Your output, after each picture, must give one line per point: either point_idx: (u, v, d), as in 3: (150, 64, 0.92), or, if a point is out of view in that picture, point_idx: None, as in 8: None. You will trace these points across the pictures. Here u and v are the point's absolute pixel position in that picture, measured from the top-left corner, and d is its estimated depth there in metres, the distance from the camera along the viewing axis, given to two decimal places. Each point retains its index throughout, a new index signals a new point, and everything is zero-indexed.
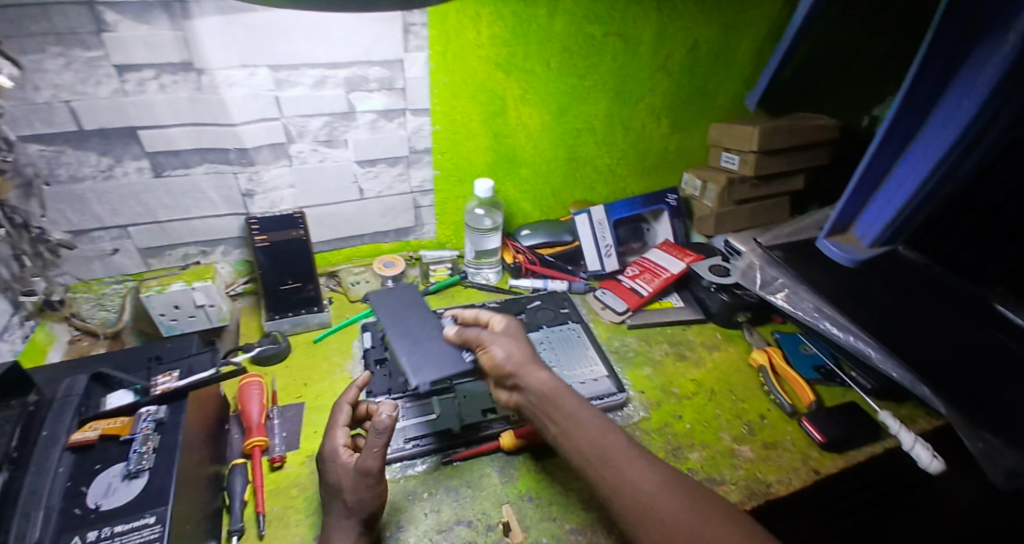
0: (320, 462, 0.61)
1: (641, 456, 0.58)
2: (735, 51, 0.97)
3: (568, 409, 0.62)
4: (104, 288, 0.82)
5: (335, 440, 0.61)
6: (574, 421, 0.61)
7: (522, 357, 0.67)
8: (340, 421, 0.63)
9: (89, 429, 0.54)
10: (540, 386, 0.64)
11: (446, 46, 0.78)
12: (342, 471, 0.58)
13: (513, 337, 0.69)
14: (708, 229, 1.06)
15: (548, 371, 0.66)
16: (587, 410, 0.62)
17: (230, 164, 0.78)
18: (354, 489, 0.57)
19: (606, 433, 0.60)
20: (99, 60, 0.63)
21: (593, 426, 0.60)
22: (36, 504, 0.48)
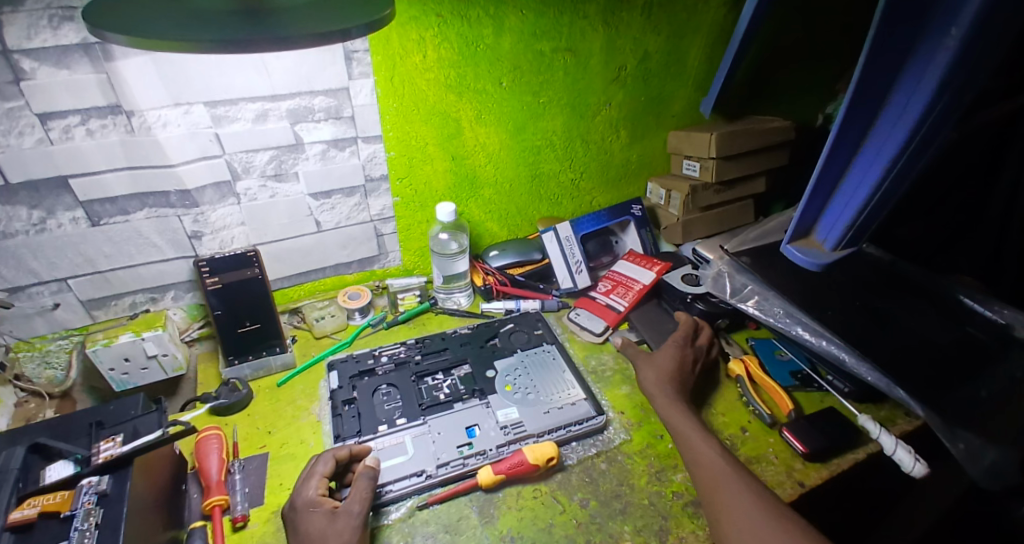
0: (291, 513, 0.58)
1: (736, 478, 0.62)
2: (685, 60, 0.97)
3: (680, 432, 0.69)
4: (47, 345, 0.76)
5: (311, 489, 0.59)
6: (687, 444, 0.68)
7: (661, 378, 0.76)
8: (321, 469, 0.61)
9: (28, 506, 0.50)
10: (671, 408, 0.72)
11: (391, 70, 0.76)
12: (318, 519, 0.57)
13: (667, 357, 0.79)
14: (676, 238, 1.06)
15: (675, 391, 0.75)
16: (696, 429, 0.69)
17: (173, 207, 0.74)
18: (339, 533, 0.55)
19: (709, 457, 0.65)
20: (19, 110, 0.60)
21: (700, 446, 0.66)
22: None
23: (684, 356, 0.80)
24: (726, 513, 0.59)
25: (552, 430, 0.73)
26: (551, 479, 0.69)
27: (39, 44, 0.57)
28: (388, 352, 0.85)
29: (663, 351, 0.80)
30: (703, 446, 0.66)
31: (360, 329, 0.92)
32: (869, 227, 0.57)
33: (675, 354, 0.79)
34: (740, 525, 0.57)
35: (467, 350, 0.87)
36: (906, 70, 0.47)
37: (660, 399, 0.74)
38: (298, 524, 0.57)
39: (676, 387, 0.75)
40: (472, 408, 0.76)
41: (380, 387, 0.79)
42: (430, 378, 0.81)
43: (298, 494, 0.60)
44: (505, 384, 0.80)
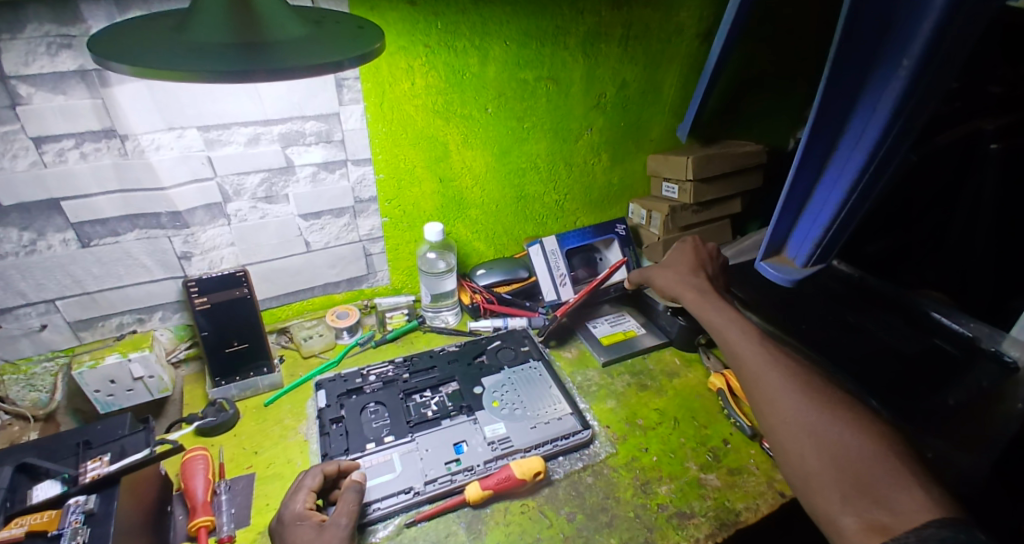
0: (278, 528, 0.58)
1: (762, 347, 0.65)
2: (662, 89, 1.02)
3: (707, 316, 0.73)
4: (33, 367, 0.75)
5: (298, 503, 0.60)
6: (715, 328, 0.71)
7: (683, 278, 0.81)
8: (308, 482, 0.62)
9: (15, 525, 0.49)
10: (700, 301, 0.76)
11: (381, 97, 0.79)
12: (303, 531, 0.57)
13: (687, 264, 0.84)
14: (657, 256, 1.09)
15: (700, 288, 0.78)
16: (725, 313, 0.72)
17: (163, 227, 0.75)
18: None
19: (738, 333, 0.68)
20: (13, 134, 0.61)
21: (729, 326, 0.69)
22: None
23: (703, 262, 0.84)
24: (755, 378, 0.62)
25: (539, 444, 0.74)
26: (538, 493, 0.70)
27: (36, 70, 0.59)
28: (377, 370, 0.86)
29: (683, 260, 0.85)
30: (732, 326, 0.69)
31: (349, 348, 0.93)
32: (836, 245, 0.60)
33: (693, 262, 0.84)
34: (771, 387, 0.60)
35: (455, 367, 0.88)
36: (862, 98, 0.51)
37: (688, 296, 0.78)
38: (285, 539, 0.57)
39: (700, 285, 0.79)
40: (460, 424, 0.77)
41: (368, 405, 0.80)
42: (418, 396, 0.82)
43: (286, 509, 0.60)
44: (492, 400, 0.81)
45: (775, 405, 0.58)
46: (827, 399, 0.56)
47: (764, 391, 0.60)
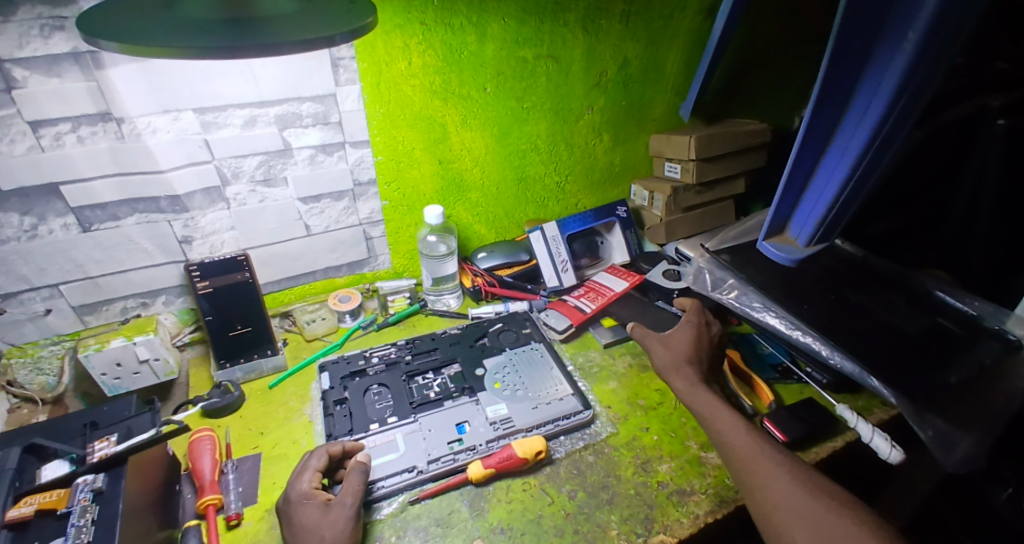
0: (285, 507, 0.59)
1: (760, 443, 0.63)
2: (664, 66, 1.00)
3: (702, 405, 0.71)
4: (39, 351, 0.77)
5: (305, 483, 0.60)
6: (710, 420, 0.69)
7: (675, 360, 0.78)
8: (313, 463, 0.63)
9: (25, 504, 0.51)
10: (695, 388, 0.73)
11: (377, 77, 0.77)
12: (311, 512, 0.58)
13: (682, 342, 0.80)
14: (660, 237, 1.08)
15: (694, 374, 0.75)
16: (719, 402, 0.70)
17: (163, 212, 0.75)
18: (333, 524, 0.57)
19: (734, 426, 0.66)
20: (9, 118, 0.61)
21: (726, 419, 0.67)
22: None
23: (698, 339, 0.81)
24: (757, 478, 0.60)
25: (540, 424, 0.75)
26: (540, 472, 0.70)
27: (29, 54, 0.58)
28: (379, 353, 0.86)
29: (675, 334, 0.82)
30: (728, 416, 0.68)
31: (351, 331, 0.93)
32: (839, 224, 0.60)
33: (687, 337, 0.81)
34: (772, 486, 0.58)
35: (457, 350, 0.88)
36: (866, 71, 0.50)
37: (683, 380, 0.75)
38: (292, 518, 0.58)
39: (694, 370, 0.76)
40: (463, 405, 0.77)
41: (371, 387, 0.81)
42: (421, 378, 0.83)
43: (292, 488, 0.61)
44: (494, 382, 0.82)
45: (780, 512, 0.56)
46: (833, 501, 0.55)
47: (764, 492, 0.59)
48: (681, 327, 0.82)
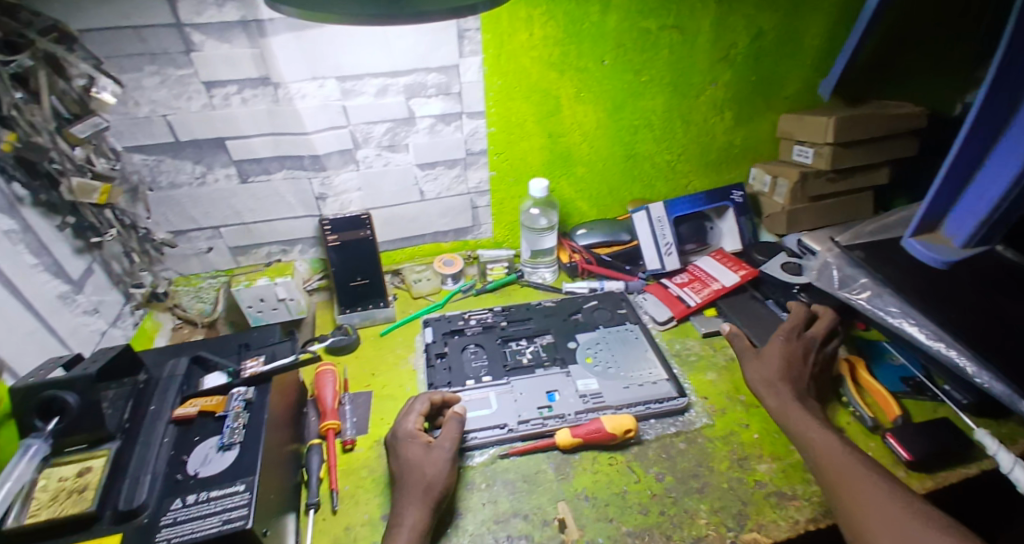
0: (393, 441, 0.65)
1: (860, 465, 0.59)
2: (802, 39, 0.93)
3: (796, 420, 0.67)
4: (201, 281, 0.91)
5: (410, 423, 0.66)
6: (805, 436, 0.65)
7: (767, 372, 0.73)
8: (416, 408, 0.68)
9: (189, 405, 0.60)
10: (790, 404, 0.69)
11: (499, 49, 0.79)
12: (416, 449, 0.63)
13: (776, 358, 0.74)
14: (779, 227, 1.01)
15: (788, 391, 0.70)
16: (812, 417, 0.67)
17: (305, 170, 0.84)
18: (434, 463, 0.62)
19: (831, 443, 0.62)
20: (188, 78, 0.71)
21: (822, 437, 0.63)
22: (140, 486, 0.52)
23: (794, 349, 0.75)
24: (854, 501, 0.56)
25: (631, 404, 0.74)
26: (628, 449, 0.70)
27: (205, 20, 0.68)
28: (477, 316, 0.91)
29: (767, 350, 0.76)
30: (822, 431, 0.64)
31: (452, 294, 0.99)
32: (1009, 224, 0.50)
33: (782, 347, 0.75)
34: (870, 512, 0.54)
35: (551, 321, 0.90)
36: None
37: (779, 396, 0.70)
38: (399, 453, 0.64)
39: (787, 384, 0.71)
40: (554, 374, 0.79)
41: (469, 346, 0.85)
42: (514, 343, 0.86)
43: (399, 426, 0.67)
44: (586, 356, 0.82)
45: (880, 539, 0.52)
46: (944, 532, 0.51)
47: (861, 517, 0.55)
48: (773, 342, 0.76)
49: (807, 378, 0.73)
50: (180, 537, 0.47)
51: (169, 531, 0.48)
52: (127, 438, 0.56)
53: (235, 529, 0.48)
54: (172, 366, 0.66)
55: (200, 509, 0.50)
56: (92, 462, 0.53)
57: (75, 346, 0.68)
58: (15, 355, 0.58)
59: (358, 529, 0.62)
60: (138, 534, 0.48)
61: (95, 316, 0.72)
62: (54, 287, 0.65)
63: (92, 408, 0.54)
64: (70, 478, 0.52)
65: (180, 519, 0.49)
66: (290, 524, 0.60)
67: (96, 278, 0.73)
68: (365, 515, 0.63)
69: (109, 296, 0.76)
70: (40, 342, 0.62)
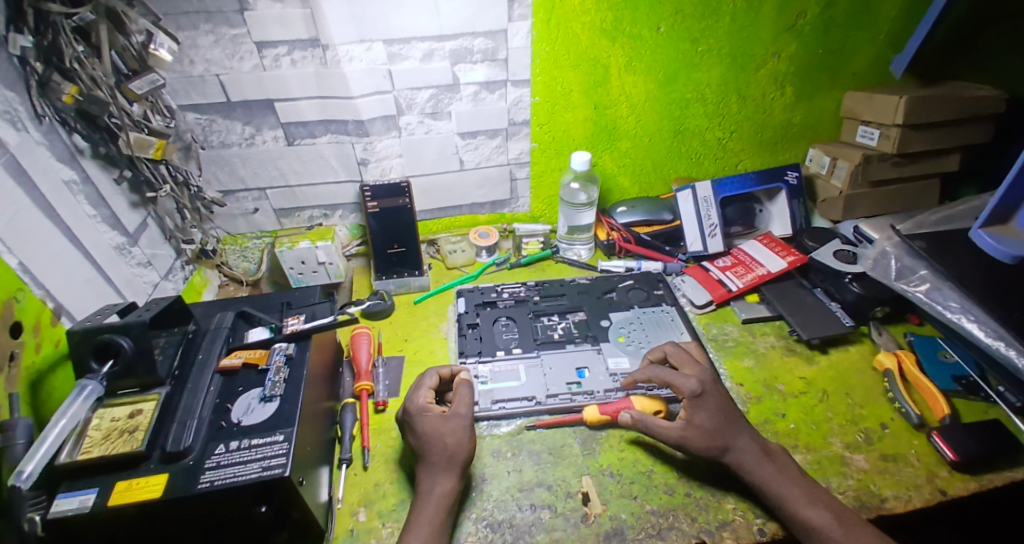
0: (407, 417, 0.64)
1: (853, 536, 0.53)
2: (880, 8, 0.86)
3: (772, 487, 0.58)
4: (247, 242, 0.94)
5: (421, 397, 0.65)
6: (787, 508, 0.56)
7: (722, 428, 0.61)
8: (426, 384, 0.67)
9: (234, 357, 0.63)
10: (758, 461, 0.59)
11: (549, 13, 0.77)
12: (431, 420, 0.62)
13: (718, 413, 0.62)
14: (834, 213, 0.96)
15: (746, 443, 0.60)
16: (787, 470, 0.59)
17: (349, 134, 0.85)
18: (453, 433, 0.60)
19: (814, 508, 0.55)
20: (242, 37, 0.72)
21: (807, 507, 0.56)
22: (188, 427, 0.55)
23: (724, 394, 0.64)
24: None
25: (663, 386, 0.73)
26: None
27: None
28: (510, 289, 0.91)
29: (698, 408, 0.62)
30: (797, 491, 0.57)
31: (486, 266, 0.99)
32: None
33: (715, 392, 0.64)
34: None
35: (585, 299, 0.89)
36: None
37: (744, 455, 0.60)
38: (415, 426, 0.62)
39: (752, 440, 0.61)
40: (585, 351, 0.79)
41: (501, 318, 0.86)
42: (546, 318, 0.86)
43: (410, 401, 0.65)
44: (618, 335, 0.81)
45: None
46: None
47: None
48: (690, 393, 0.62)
49: (743, 415, 0.63)
50: (224, 480, 0.50)
51: (213, 473, 0.51)
52: (176, 384, 0.59)
53: (273, 476, 0.50)
54: (220, 319, 0.69)
55: (241, 454, 0.52)
56: (142, 405, 0.56)
57: (129, 295, 0.72)
58: (75, 299, 0.62)
59: (387, 486, 0.64)
60: (184, 473, 0.51)
61: (147, 269, 0.76)
62: (109, 238, 0.69)
63: (143, 354, 0.57)
64: (122, 419, 0.55)
65: (222, 463, 0.52)
66: (324, 475, 0.62)
67: (150, 232, 0.77)
68: (394, 474, 0.66)
69: (162, 250, 0.79)
70: (97, 288, 0.66)
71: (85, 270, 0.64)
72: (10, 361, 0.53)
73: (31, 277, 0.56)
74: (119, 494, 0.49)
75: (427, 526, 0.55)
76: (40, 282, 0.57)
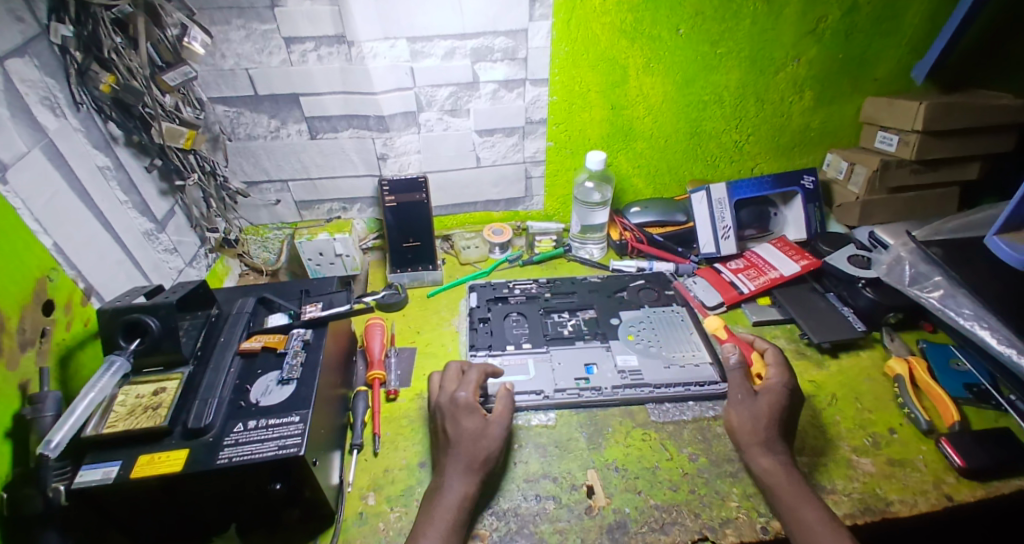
0: (450, 410, 0.63)
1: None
2: (905, 14, 0.85)
3: (789, 497, 0.57)
4: (268, 233, 0.97)
5: (469, 393, 0.64)
6: (796, 512, 0.56)
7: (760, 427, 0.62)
8: (465, 376, 0.66)
9: (254, 340, 0.66)
10: (780, 468, 0.59)
11: (570, 14, 0.78)
12: (476, 420, 0.62)
13: (778, 413, 0.62)
14: (850, 219, 0.95)
15: (785, 451, 0.61)
16: (806, 489, 0.58)
17: (370, 129, 0.87)
18: (491, 435, 0.61)
19: (825, 522, 0.54)
20: (271, 33, 0.75)
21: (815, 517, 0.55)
22: (208, 406, 0.57)
23: (789, 405, 0.64)
24: None
25: (669, 384, 0.74)
26: (662, 428, 0.70)
27: None
28: (521, 286, 0.92)
29: (769, 393, 0.64)
30: (811, 503, 0.56)
31: (499, 263, 1.00)
32: None
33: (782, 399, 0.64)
34: None
35: (595, 297, 0.90)
36: None
37: (767, 460, 0.60)
38: (457, 420, 0.62)
39: (784, 447, 0.61)
40: (594, 348, 0.79)
41: (512, 314, 0.87)
42: (557, 315, 0.87)
43: (452, 394, 0.64)
44: (627, 333, 0.82)
45: None
46: None
47: None
48: (773, 380, 0.65)
49: (790, 433, 0.63)
50: (241, 456, 0.52)
51: (231, 450, 0.53)
52: (198, 364, 0.62)
53: (288, 455, 0.52)
54: (242, 303, 0.71)
55: (259, 433, 0.54)
56: (166, 383, 0.59)
57: (155, 279, 0.75)
58: (105, 280, 0.65)
59: (396, 471, 0.66)
60: (204, 449, 0.53)
61: (174, 255, 0.79)
62: (140, 224, 0.72)
63: (168, 334, 0.59)
64: (146, 396, 0.57)
65: (241, 441, 0.54)
66: (336, 459, 0.64)
67: (176, 219, 0.80)
68: (403, 460, 0.67)
69: (187, 238, 0.82)
70: (126, 271, 0.69)
71: (115, 253, 0.67)
72: (42, 337, 0.55)
73: (64, 257, 0.59)
74: (141, 466, 0.51)
75: (446, 522, 0.55)
76: (72, 262, 0.60)
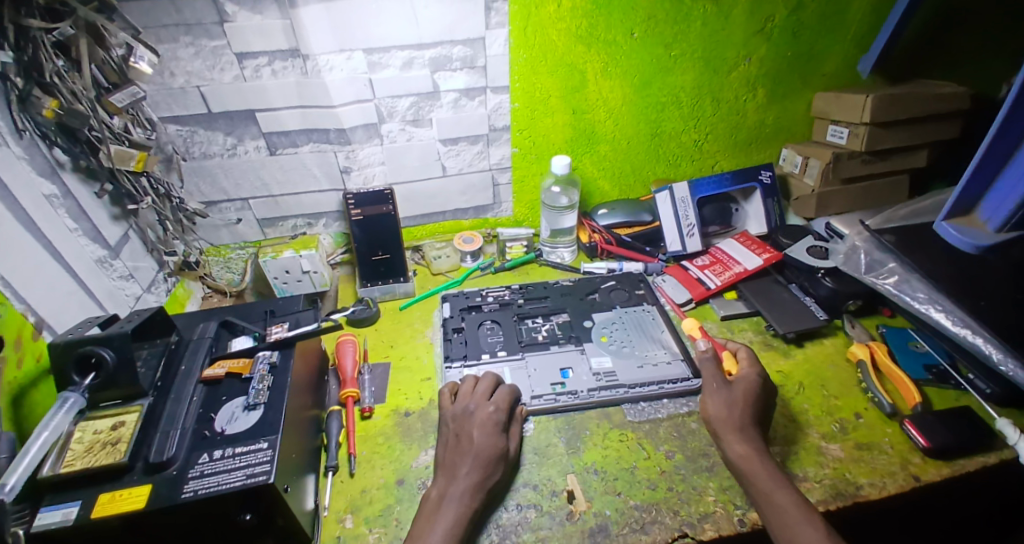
0: (466, 421, 0.63)
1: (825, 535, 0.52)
2: (846, 12, 0.89)
3: (764, 483, 0.58)
4: (230, 253, 0.95)
5: (487, 408, 0.65)
6: (770, 496, 0.57)
7: (737, 415, 0.64)
8: (481, 389, 0.68)
9: (218, 366, 0.63)
10: (754, 454, 0.60)
11: (526, 21, 0.79)
12: (490, 433, 0.62)
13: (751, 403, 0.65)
14: (808, 211, 0.98)
15: (758, 438, 0.62)
16: (780, 475, 0.59)
17: (331, 143, 0.86)
18: (496, 450, 0.62)
19: (797, 505, 0.55)
20: (222, 49, 0.73)
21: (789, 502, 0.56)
22: (172, 438, 0.55)
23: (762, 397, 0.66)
24: None
25: (642, 384, 0.75)
26: (639, 427, 0.71)
27: None
28: (494, 293, 0.92)
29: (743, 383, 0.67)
30: (784, 489, 0.57)
31: (471, 271, 1.00)
32: None
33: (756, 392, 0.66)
34: None
35: (568, 300, 0.90)
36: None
37: (744, 447, 0.61)
38: (470, 431, 0.62)
39: (759, 435, 0.63)
40: (569, 352, 0.80)
41: (486, 322, 0.86)
42: (531, 320, 0.87)
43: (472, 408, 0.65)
44: (601, 335, 0.82)
45: None
46: None
47: None
48: (746, 374, 0.68)
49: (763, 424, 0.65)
50: (207, 489, 0.50)
51: (196, 483, 0.51)
52: (159, 395, 0.59)
53: (257, 483, 0.51)
54: (202, 330, 0.69)
55: (225, 463, 0.53)
56: (125, 417, 0.56)
57: (111, 307, 0.72)
58: (57, 312, 0.62)
59: (374, 491, 0.65)
60: (168, 484, 0.51)
61: (130, 281, 0.75)
62: (91, 251, 0.69)
63: (124, 365, 0.57)
64: (104, 431, 0.55)
65: (206, 472, 0.52)
66: (310, 483, 0.62)
67: (131, 244, 0.76)
68: (380, 479, 0.66)
69: (143, 263, 0.79)
70: (79, 301, 0.66)
71: (66, 283, 0.64)
72: None
73: (11, 289, 0.56)
74: (101, 506, 0.49)
75: (446, 528, 0.54)
76: (22, 296, 0.57)
